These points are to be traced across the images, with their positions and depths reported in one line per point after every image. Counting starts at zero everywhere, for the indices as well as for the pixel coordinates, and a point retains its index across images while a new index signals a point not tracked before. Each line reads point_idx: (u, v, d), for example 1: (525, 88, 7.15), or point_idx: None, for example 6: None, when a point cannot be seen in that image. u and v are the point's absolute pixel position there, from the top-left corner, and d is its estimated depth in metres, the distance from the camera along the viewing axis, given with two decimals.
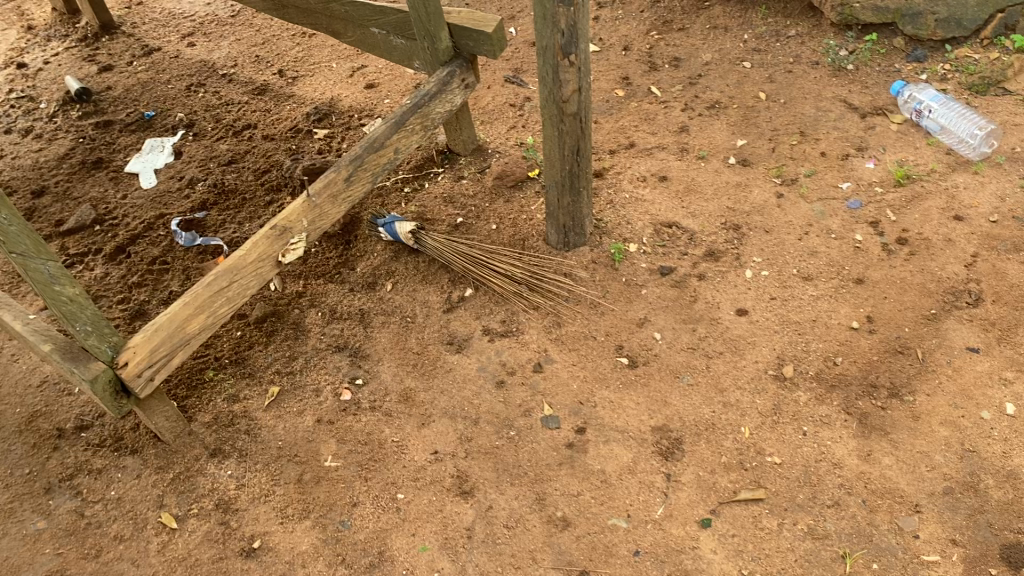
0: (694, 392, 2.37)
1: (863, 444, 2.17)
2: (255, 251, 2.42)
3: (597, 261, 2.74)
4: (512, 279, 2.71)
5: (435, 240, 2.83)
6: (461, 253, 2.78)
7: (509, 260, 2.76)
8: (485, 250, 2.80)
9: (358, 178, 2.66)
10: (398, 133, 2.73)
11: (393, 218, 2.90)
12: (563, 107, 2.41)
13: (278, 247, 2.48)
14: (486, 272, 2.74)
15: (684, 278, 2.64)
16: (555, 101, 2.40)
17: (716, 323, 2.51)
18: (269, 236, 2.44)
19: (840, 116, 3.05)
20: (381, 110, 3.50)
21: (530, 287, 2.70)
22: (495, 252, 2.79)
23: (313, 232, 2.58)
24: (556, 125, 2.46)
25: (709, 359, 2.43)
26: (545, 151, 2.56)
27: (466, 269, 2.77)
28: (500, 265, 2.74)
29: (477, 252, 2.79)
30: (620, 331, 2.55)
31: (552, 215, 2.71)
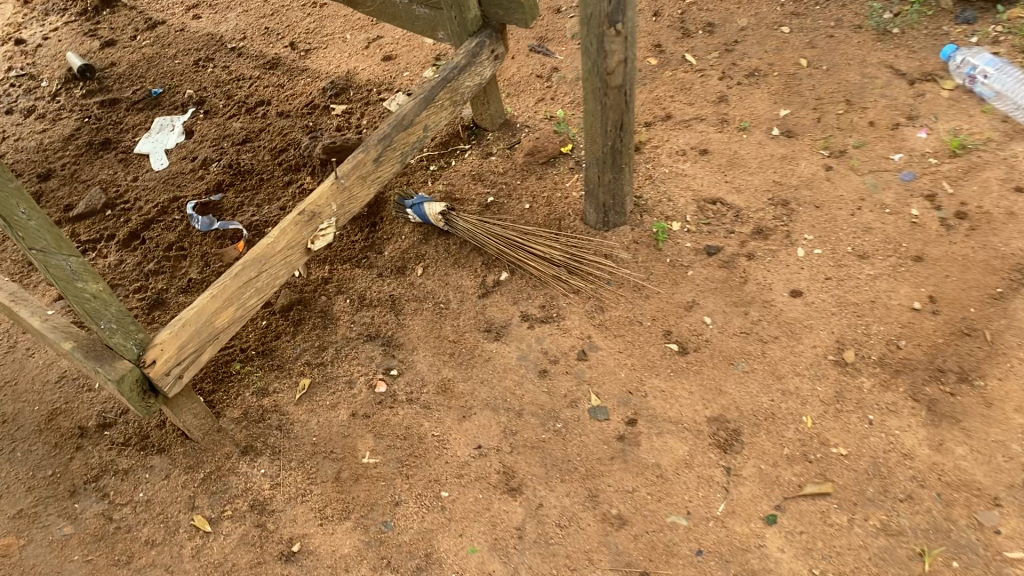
0: (750, 380, 2.25)
1: (934, 434, 2.06)
2: (284, 239, 2.29)
3: (639, 241, 2.60)
4: (549, 263, 2.60)
5: (467, 223, 2.70)
6: (495, 236, 2.66)
7: (545, 242, 2.64)
8: (519, 231, 2.67)
9: (387, 159, 2.52)
10: (427, 110, 2.58)
11: (420, 198, 2.77)
12: (607, 80, 2.26)
13: (307, 233, 2.35)
14: (523, 256, 2.62)
15: (732, 257, 2.52)
16: (599, 73, 2.26)
17: (768, 306, 2.39)
18: (297, 221, 2.31)
19: (887, 83, 2.90)
20: (401, 83, 3.34)
21: (569, 271, 2.58)
22: (530, 234, 2.66)
23: (342, 216, 2.45)
24: (599, 99, 2.31)
25: (764, 344, 2.32)
26: (586, 126, 2.41)
27: (502, 252, 2.65)
28: (536, 248, 2.62)
29: (511, 234, 2.66)
30: (667, 315, 2.43)
31: (592, 194, 2.57)
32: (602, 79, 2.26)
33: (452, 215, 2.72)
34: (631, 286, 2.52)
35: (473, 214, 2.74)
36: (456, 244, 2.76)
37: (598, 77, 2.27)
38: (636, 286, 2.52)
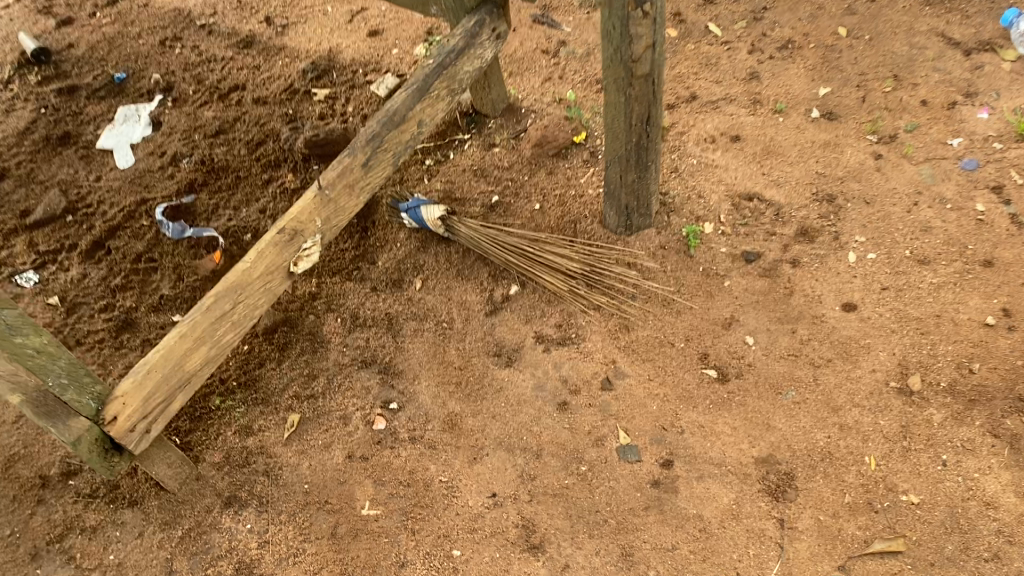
0: (802, 412, 1.97)
1: (1020, 478, 1.79)
2: (262, 263, 1.98)
3: (666, 247, 2.30)
4: (565, 275, 2.29)
5: (470, 228, 2.39)
6: (503, 243, 2.35)
7: (560, 251, 2.33)
8: (530, 237, 2.37)
9: (376, 163, 2.20)
10: (422, 103, 2.25)
11: (416, 202, 2.45)
12: (631, 69, 1.93)
13: (289, 254, 2.04)
14: (535, 267, 2.31)
15: (773, 264, 2.22)
16: (622, 60, 1.93)
17: (818, 323, 2.10)
18: (276, 242, 2.00)
19: (940, 54, 2.57)
20: (390, 63, 3.00)
21: (588, 285, 2.28)
22: (542, 241, 2.36)
23: (328, 231, 2.13)
24: (621, 91, 1.99)
25: (815, 370, 2.03)
26: (606, 121, 2.09)
27: (511, 262, 2.34)
28: (551, 258, 2.31)
29: (521, 241, 2.35)
30: (702, 335, 2.14)
31: (614, 195, 2.25)
32: (626, 67, 1.94)
33: (453, 219, 2.41)
34: (660, 300, 2.23)
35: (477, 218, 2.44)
36: (458, 252, 2.46)
37: (620, 65, 1.94)
38: (665, 299, 2.22)
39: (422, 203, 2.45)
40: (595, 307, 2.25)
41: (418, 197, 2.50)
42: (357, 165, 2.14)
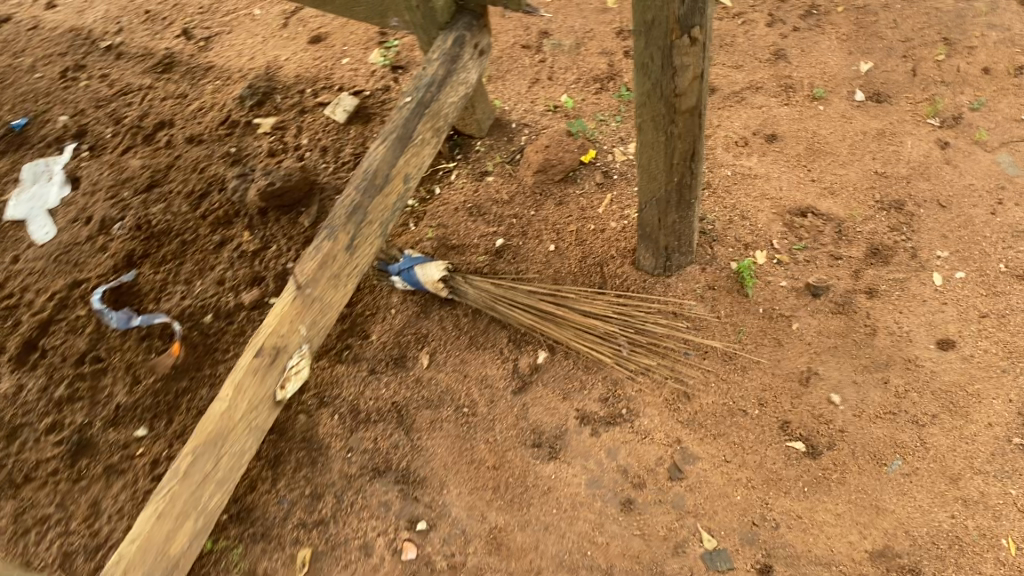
0: (915, 487, 1.67)
1: None
2: (242, 399, 1.58)
3: (716, 287, 1.94)
4: (602, 335, 1.91)
5: (480, 284, 2.01)
6: (522, 302, 1.97)
7: (587, 305, 1.95)
8: (555, 290, 1.98)
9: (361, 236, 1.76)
10: (405, 155, 1.83)
11: (409, 259, 2.04)
12: (677, 104, 1.53)
13: (274, 379, 1.64)
14: (565, 328, 1.93)
15: (847, 296, 1.88)
16: (664, 95, 1.52)
17: (914, 367, 1.78)
18: (254, 369, 1.60)
19: (991, 10, 2.29)
20: (343, 77, 2.56)
21: (633, 344, 1.90)
22: (570, 294, 1.97)
23: (315, 335, 1.72)
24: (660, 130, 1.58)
25: (920, 430, 1.72)
26: (640, 160, 1.69)
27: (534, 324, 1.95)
28: (583, 315, 1.93)
29: (544, 297, 1.97)
30: (779, 397, 1.81)
31: (649, 237, 1.87)
32: (669, 103, 1.53)
33: (460, 277, 2.02)
34: (720, 355, 1.87)
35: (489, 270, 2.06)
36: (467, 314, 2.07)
37: (662, 101, 1.54)
38: (726, 353, 1.87)
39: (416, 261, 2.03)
40: (643, 370, 1.89)
41: (410, 252, 2.08)
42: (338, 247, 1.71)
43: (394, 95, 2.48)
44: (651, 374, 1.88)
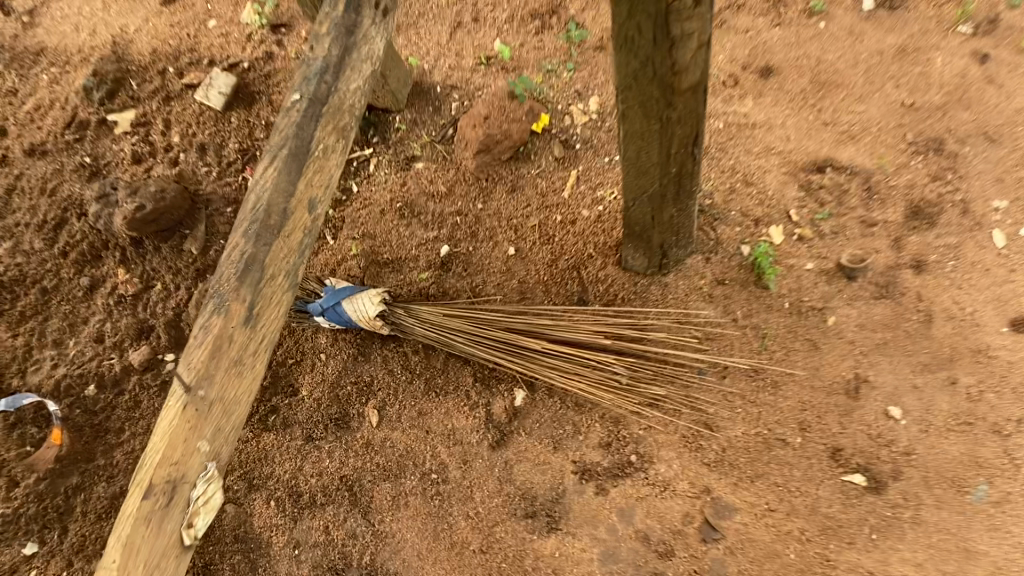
0: (1009, 519, 1.33)
1: None
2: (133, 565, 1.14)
3: (727, 280, 1.53)
4: (593, 362, 1.49)
5: (429, 311, 1.56)
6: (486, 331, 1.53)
7: (569, 327, 1.51)
8: (524, 310, 1.55)
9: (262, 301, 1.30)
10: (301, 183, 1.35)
11: (331, 291, 1.57)
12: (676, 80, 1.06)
13: (176, 523, 1.20)
14: (546, 360, 1.51)
15: (889, 275, 1.49)
16: (657, 72, 1.05)
17: (986, 359, 1.42)
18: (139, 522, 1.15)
19: None
20: (209, 44, 2.03)
21: (636, 368, 1.49)
22: (544, 313, 1.55)
23: (222, 447, 1.27)
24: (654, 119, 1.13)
25: (1004, 442, 1.37)
26: (626, 153, 1.24)
27: (504, 358, 1.53)
28: (565, 339, 1.51)
29: (512, 321, 1.54)
30: (826, 419, 1.44)
31: (636, 236, 1.45)
32: (663, 81, 1.07)
33: (402, 306, 1.58)
34: (743, 370, 1.49)
35: (437, 291, 1.63)
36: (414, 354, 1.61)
37: (654, 81, 1.07)
38: (751, 367, 1.49)
39: (341, 291, 1.57)
40: (651, 402, 1.49)
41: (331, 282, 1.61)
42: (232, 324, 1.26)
43: (280, 66, 1.97)
44: (662, 406, 1.49)
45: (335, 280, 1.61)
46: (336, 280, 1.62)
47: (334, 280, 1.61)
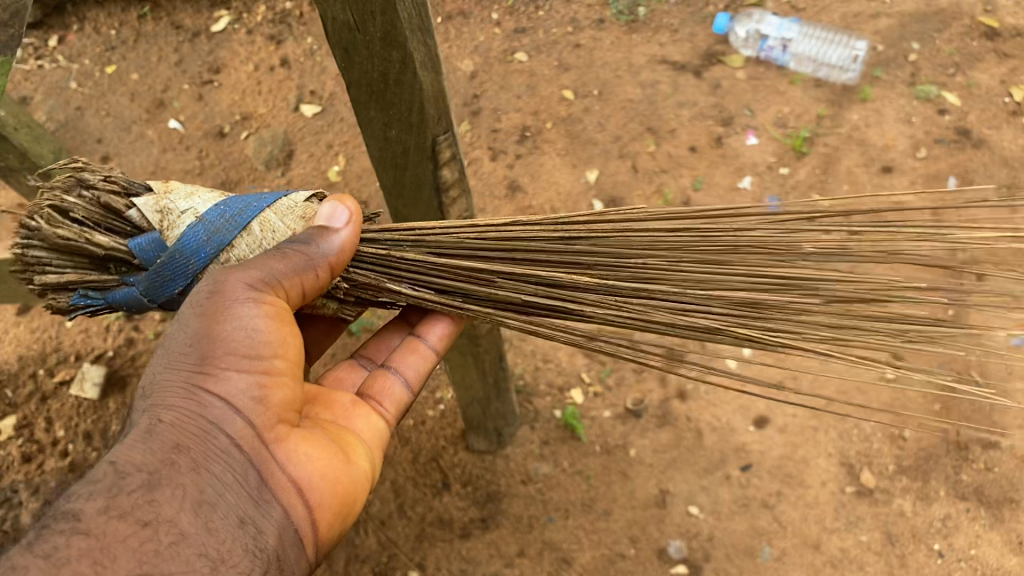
0: (791, 568, 1.78)
1: (1009, 533, 1.79)
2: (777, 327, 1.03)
3: (551, 441, 1.98)
4: (613, 283, 1.05)
5: (352, 274, 1.05)
6: (413, 250, 1.07)
7: (593, 258, 1.07)
8: (547, 227, 1.09)
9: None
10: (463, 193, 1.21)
11: (192, 246, 0.90)
12: (436, 184, 1.15)
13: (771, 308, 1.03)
14: (568, 310, 1.06)
15: (664, 407, 2.00)
16: (408, 116, 1.03)
17: (745, 453, 1.92)
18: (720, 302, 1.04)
19: (674, 87, 2.42)
20: (70, 344, 2.24)
21: (655, 266, 1.06)
22: (523, 244, 1.07)
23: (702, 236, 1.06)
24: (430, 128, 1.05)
25: (773, 511, 1.85)
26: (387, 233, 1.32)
27: (446, 291, 1.08)
28: (590, 263, 1.07)
29: (500, 282, 1.06)
30: (643, 525, 1.85)
31: (470, 424, 1.87)
32: (407, 146, 1.08)
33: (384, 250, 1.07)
34: (832, 314, 1.02)
35: (374, 230, 1.08)
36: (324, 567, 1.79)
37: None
38: (843, 296, 1.02)
39: (217, 231, 0.90)
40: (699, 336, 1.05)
41: (166, 237, 0.92)
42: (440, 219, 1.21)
43: (141, 346, 2.23)
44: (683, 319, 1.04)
45: (174, 211, 0.92)
46: (162, 202, 0.93)
47: (174, 212, 0.91)
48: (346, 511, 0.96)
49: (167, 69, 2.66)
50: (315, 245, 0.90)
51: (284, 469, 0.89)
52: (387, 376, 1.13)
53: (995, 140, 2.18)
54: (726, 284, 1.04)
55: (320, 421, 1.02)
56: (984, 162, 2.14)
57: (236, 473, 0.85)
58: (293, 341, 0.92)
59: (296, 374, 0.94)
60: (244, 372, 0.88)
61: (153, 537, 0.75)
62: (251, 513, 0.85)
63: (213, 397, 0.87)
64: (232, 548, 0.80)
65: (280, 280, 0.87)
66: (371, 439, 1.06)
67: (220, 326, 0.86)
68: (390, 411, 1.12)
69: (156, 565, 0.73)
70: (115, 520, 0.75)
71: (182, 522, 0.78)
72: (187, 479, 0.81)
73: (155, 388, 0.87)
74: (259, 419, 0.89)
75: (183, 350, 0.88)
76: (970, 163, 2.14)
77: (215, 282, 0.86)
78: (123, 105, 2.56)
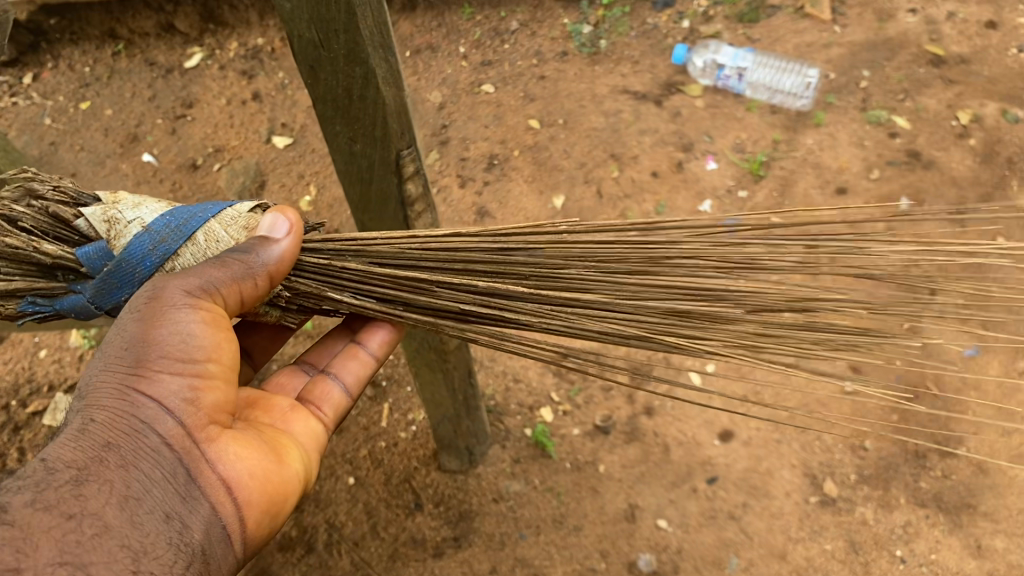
0: None
1: (967, 537, 1.84)
2: (709, 333, 1.05)
3: (522, 459, 2.01)
4: (548, 295, 1.07)
5: (293, 283, 1.07)
6: (355, 261, 1.09)
7: (533, 268, 1.08)
8: (488, 238, 1.10)
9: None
10: (425, 203, 1.25)
11: (138, 255, 0.92)
12: (400, 197, 1.20)
13: (704, 316, 1.05)
14: (504, 320, 1.07)
15: (632, 424, 2.04)
16: (371, 129, 1.08)
17: (711, 466, 1.96)
18: (652, 312, 1.06)
19: (636, 115, 2.50)
20: (44, 375, 2.25)
21: (589, 278, 1.08)
22: (462, 255, 1.09)
23: (638, 247, 1.08)
24: (394, 139, 1.10)
25: (739, 522, 1.88)
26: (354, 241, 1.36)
27: (387, 299, 1.10)
28: (527, 274, 1.08)
29: (439, 291, 1.08)
30: (614, 539, 1.88)
31: (442, 442, 1.90)
32: (372, 159, 1.13)
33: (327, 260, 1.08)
34: (756, 323, 1.05)
35: (319, 239, 1.10)
36: None
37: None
38: (768, 304, 1.05)
39: (163, 240, 0.92)
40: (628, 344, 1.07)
41: (113, 245, 0.93)
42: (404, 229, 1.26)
43: None
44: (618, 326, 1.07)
45: (122, 221, 0.94)
46: (110, 212, 0.94)
47: (121, 222, 0.93)
48: (276, 509, 0.98)
49: (141, 104, 2.72)
50: (255, 255, 0.92)
51: (214, 468, 0.91)
52: (326, 381, 1.17)
53: (943, 161, 2.27)
54: (659, 292, 1.07)
55: (257, 424, 1.05)
56: (934, 182, 2.22)
57: (165, 470, 0.87)
58: (229, 347, 0.95)
59: (230, 377, 0.96)
60: (178, 374, 0.90)
61: (77, 529, 0.76)
62: (178, 509, 0.86)
63: (146, 398, 0.88)
64: (156, 541, 0.82)
65: (217, 288, 0.89)
66: (309, 442, 1.09)
67: (155, 330, 0.88)
68: (328, 415, 1.17)
69: (77, 555, 0.74)
70: (42, 512, 0.75)
71: (106, 516, 0.79)
72: (115, 475, 0.83)
73: (89, 388, 0.88)
74: (191, 419, 0.91)
75: (119, 352, 0.89)
76: (921, 183, 2.22)
77: (154, 289, 0.89)
78: (98, 139, 2.62)
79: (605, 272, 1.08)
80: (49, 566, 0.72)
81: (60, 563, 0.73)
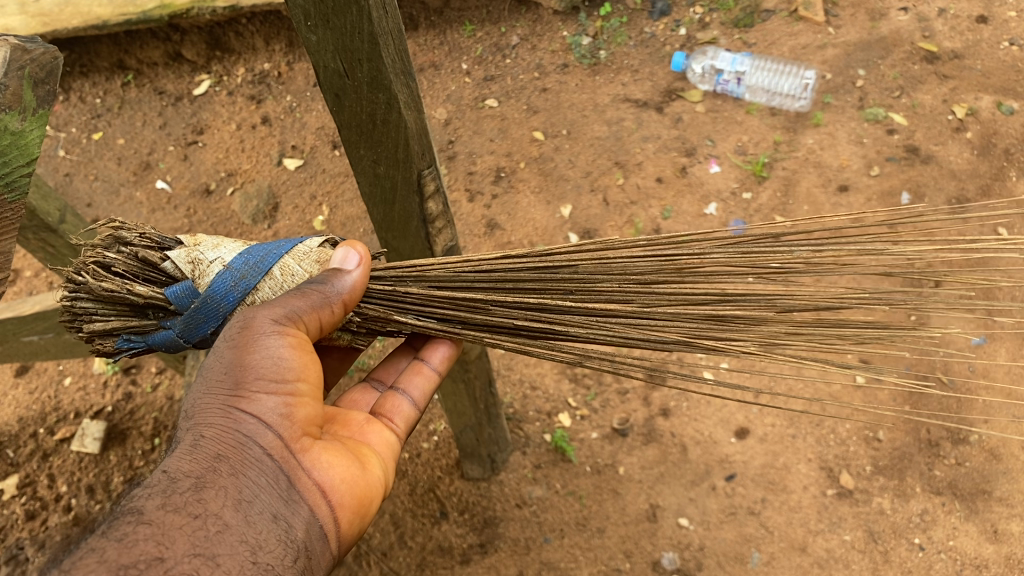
0: (778, 571, 1.84)
1: (984, 522, 1.88)
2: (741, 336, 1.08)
3: (544, 464, 2.05)
4: (591, 307, 1.11)
5: (361, 309, 1.10)
6: (416, 286, 1.13)
7: (575, 284, 1.13)
8: (532, 256, 1.15)
9: (9, 59, 0.76)
10: (446, 219, 1.29)
11: (222, 291, 0.96)
12: (423, 215, 1.24)
13: (738, 319, 1.09)
14: (552, 332, 1.11)
15: (649, 425, 2.09)
16: (395, 153, 1.13)
17: (728, 463, 2.00)
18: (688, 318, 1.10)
19: (638, 123, 2.55)
20: (70, 402, 2.30)
21: (628, 289, 1.12)
22: (512, 274, 1.13)
23: (670, 260, 1.13)
24: (413, 160, 1.14)
25: (759, 517, 1.92)
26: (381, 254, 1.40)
27: (446, 319, 1.13)
28: (571, 289, 1.13)
29: (493, 309, 1.12)
30: (638, 538, 1.91)
31: (466, 451, 1.93)
32: (395, 180, 1.18)
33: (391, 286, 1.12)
34: (787, 323, 1.09)
35: (380, 267, 1.14)
36: None
37: (358, 28, 0.96)
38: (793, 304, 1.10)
39: (243, 277, 0.96)
40: (668, 350, 1.11)
41: (198, 284, 0.98)
42: (423, 246, 1.31)
43: (139, 400, 2.28)
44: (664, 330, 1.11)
45: (204, 261, 0.98)
46: (193, 254, 0.99)
47: (203, 262, 0.98)
48: (364, 511, 1.02)
49: (152, 133, 2.78)
50: (330, 285, 0.97)
51: (310, 474, 0.96)
52: (396, 396, 1.22)
53: (942, 155, 2.32)
54: (700, 297, 1.11)
55: (340, 437, 1.09)
56: (934, 176, 2.27)
57: (270, 477, 0.92)
58: (315, 368, 0.99)
59: (318, 393, 1.00)
60: (273, 393, 0.95)
61: (203, 526, 0.82)
62: (283, 510, 0.91)
63: (247, 415, 0.93)
64: (268, 537, 0.87)
65: (301, 316, 0.94)
66: (386, 452, 1.13)
67: (250, 355, 0.92)
68: (400, 427, 1.21)
69: (205, 548, 0.80)
70: (173, 512, 0.81)
71: (226, 515, 0.84)
72: (228, 481, 0.88)
73: (195, 410, 0.94)
74: (286, 432, 0.95)
75: (221, 377, 0.94)
76: (920, 178, 2.27)
77: (245, 319, 0.93)
78: (112, 168, 2.68)
79: (647, 282, 1.13)
80: (185, 556, 0.78)
81: (194, 554, 0.78)
